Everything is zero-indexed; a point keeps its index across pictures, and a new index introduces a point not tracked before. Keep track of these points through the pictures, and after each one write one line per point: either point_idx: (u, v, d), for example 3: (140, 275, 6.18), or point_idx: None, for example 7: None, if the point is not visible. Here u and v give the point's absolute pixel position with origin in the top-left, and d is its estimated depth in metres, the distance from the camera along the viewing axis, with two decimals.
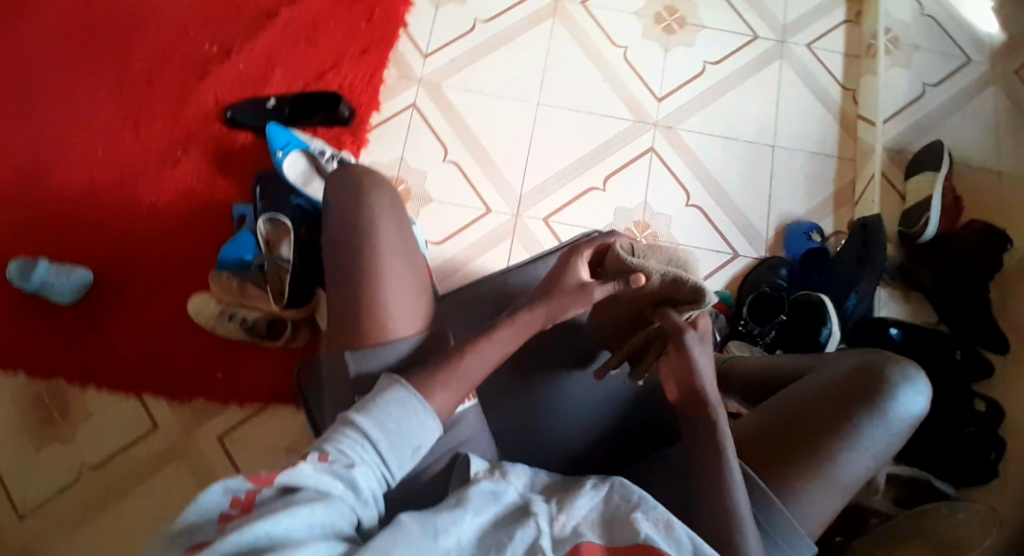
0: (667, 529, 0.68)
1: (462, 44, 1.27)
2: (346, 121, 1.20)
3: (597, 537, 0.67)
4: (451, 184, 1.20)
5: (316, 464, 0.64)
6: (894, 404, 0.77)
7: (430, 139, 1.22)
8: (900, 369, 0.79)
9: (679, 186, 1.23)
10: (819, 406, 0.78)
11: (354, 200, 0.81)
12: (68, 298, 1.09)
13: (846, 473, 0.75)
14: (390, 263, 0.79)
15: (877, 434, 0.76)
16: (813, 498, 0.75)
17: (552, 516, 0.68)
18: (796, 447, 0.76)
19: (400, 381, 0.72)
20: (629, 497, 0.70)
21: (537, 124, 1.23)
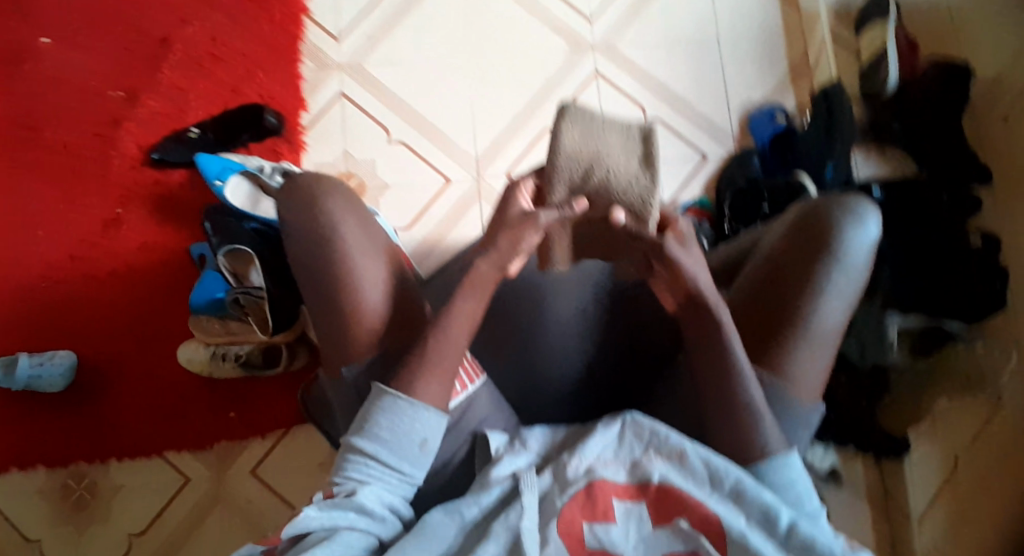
0: (680, 459, 0.68)
1: (373, 14, 1.20)
2: (278, 129, 1.16)
3: (614, 475, 0.68)
4: (404, 164, 1.16)
5: (321, 502, 0.66)
6: (848, 243, 0.76)
7: (370, 124, 1.17)
8: (843, 206, 0.78)
9: (633, 103, 1.18)
10: (778, 271, 0.78)
11: (306, 216, 0.79)
12: (59, 385, 1.08)
13: (823, 325, 0.76)
14: (361, 266, 0.77)
15: (841, 277, 0.76)
16: (800, 360, 0.76)
17: (565, 464, 0.69)
18: (768, 320, 0.77)
19: (385, 386, 0.71)
20: (642, 431, 0.71)
21: (473, 79, 1.19)
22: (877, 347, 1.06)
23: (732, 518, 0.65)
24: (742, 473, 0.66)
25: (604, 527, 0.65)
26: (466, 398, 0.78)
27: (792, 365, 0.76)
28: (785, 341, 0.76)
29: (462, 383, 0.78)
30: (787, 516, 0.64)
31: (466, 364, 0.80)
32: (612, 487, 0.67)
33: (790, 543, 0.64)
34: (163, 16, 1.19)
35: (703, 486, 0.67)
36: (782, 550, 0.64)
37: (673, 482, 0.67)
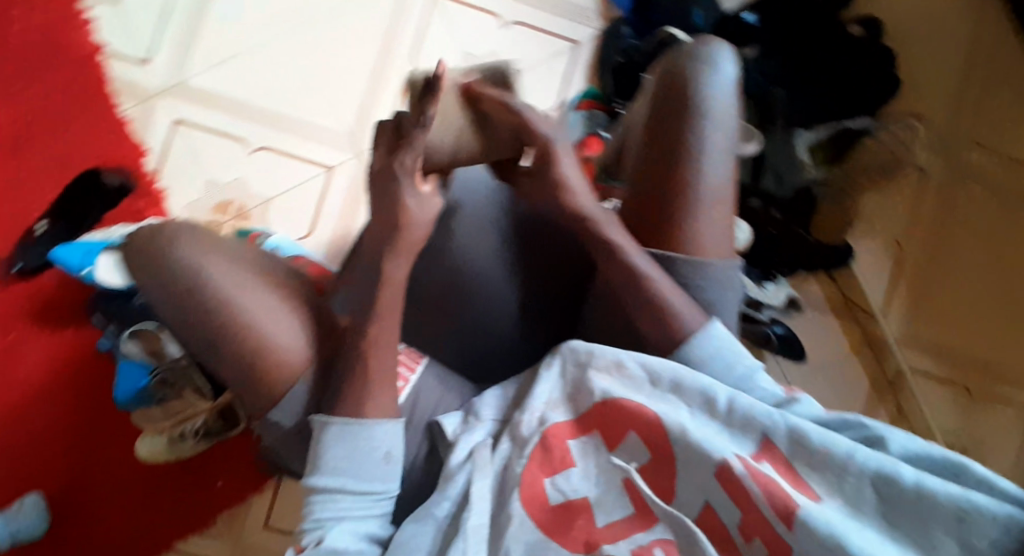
0: (618, 370, 0.70)
1: (171, 19, 1.10)
2: (127, 187, 1.06)
3: (562, 415, 0.71)
4: (274, 167, 1.10)
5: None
6: (710, 93, 0.75)
7: (221, 140, 1.10)
8: (696, 58, 0.77)
9: (486, 14, 1.15)
10: (651, 148, 0.76)
11: (164, 272, 0.72)
12: (39, 529, 1.01)
13: (713, 182, 0.74)
14: (247, 301, 0.71)
15: (711, 130, 0.75)
16: (703, 225, 0.74)
17: (517, 423, 0.71)
18: (661, 197, 0.75)
19: (325, 417, 0.67)
20: (580, 356, 0.72)
21: (307, 50, 1.11)
22: (792, 171, 1.08)
23: (672, 414, 0.66)
24: (676, 366, 0.68)
25: (564, 473, 0.67)
26: (410, 393, 0.78)
27: (697, 236, 0.74)
28: (681, 211, 0.74)
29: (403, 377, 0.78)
30: (725, 394, 0.66)
31: (402, 357, 0.80)
32: (562, 429, 0.70)
33: (732, 420, 0.66)
34: None
35: (643, 389, 0.69)
36: (725, 429, 0.65)
37: (616, 393, 0.69)
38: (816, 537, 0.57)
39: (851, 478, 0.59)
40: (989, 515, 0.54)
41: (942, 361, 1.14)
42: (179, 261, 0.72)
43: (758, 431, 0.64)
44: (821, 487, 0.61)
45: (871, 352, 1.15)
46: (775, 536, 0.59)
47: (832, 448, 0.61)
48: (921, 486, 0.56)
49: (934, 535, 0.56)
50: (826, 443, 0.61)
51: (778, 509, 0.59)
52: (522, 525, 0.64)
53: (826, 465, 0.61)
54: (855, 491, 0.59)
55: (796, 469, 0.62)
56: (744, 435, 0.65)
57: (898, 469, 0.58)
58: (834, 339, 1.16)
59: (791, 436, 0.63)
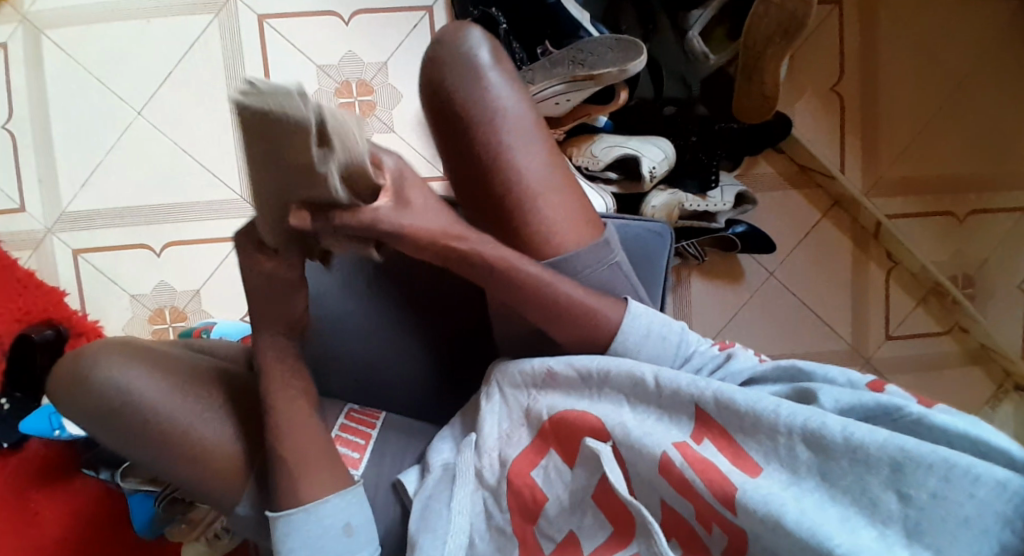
0: (552, 380, 0.68)
1: (24, 154, 1.07)
2: (62, 333, 1.04)
3: (518, 446, 0.69)
4: (189, 258, 1.08)
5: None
6: (480, 92, 0.68)
7: (126, 254, 1.08)
8: (445, 60, 0.68)
9: (323, 14, 1.06)
10: (460, 168, 0.70)
11: (88, 398, 0.68)
12: None
13: (534, 176, 0.69)
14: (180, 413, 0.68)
15: (506, 126, 0.68)
16: (545, 220, 0.69)
17: (479, 468, 0.70)
18: (495, 215, 0.70)
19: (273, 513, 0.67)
20: (519, 380, 0.70)
21: (164, 130, 1.07)
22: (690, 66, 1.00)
23: (614, 417, 0.64)
24: (601, 358, 0.66)
25: (543, 513, 0.66)
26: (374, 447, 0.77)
27: (546, 229, 0.69)
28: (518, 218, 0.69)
29: (363, 435, 0.78)
30: (649, 373, 0.64)
31: (359, 414, 0.79)
32: (523, 462, 0.68)
33: (663, 399, 0.63)
34: None
35: (584, 393, 0.67)
36: (660, 413, 0.63)
37: (560, 407, 0.67)
38: (758, 517, 0.54)
39: (782, 438, 0.56)
40: (919, 463, 0.51)
41: (912, 198, 1.08)
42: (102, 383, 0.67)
43: (689, 406, 0.61)
44: (759, 457, 0.57)
45: (844, 213, 1.10)
46: (726, 523, 0.57)
47: (757, 411, 0.57)
48: (848, 437, 0.53)
49: (869, 490, 0.53)
50: (750, 406, 0.58)
51: (717, 493, 0.56)
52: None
53: (759, 433, 0.57)
54: (789, 454, 0.56)
55: (732, 437, 0.59)
56: (679, 415, 0.62)
57: (824, 423, 0.54)
58: (801, 212, 1.09)
59: (717, 403, 0.60)
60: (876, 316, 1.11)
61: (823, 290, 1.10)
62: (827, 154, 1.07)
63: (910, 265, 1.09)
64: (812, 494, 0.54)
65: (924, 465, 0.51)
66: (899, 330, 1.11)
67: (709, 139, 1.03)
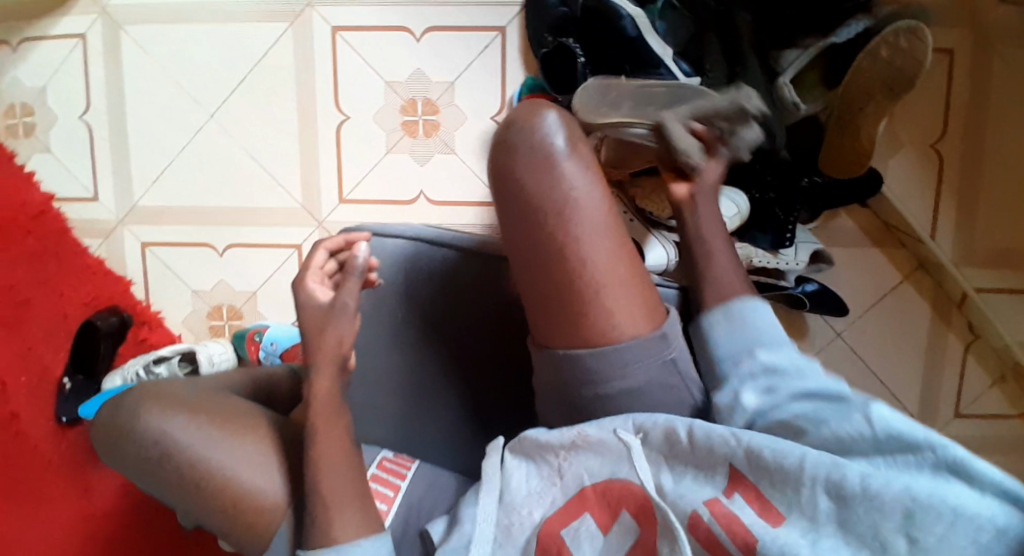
0: (584, 442, 0.66)
1: (100, 145, 1.11)
2: (126, 320, 1.10)
3: (548, 507, 0.66)
4: (248, 263, 1.11)
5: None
6: (557, 178, 0.69)
7: (190, 251, 1.11)
8: (519, 146, 0.70)
9: (393, 32, 1.05)
10: (522, 249, 0.70)
11: (133, 449, 0.73)
12: None
13: (598, 264, 0.68)
14: (216, 451, 0.72)
15: (579, 216, 0.68)
16: (608, 311, 0.68)
17: (507, 522, 0.66)
18: (556, 301, 0.69)
19: (306, 550, 0.67)
20: (540, 443, 0.68)
21: (232, 132, 1.09)
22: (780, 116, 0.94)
23: (644, 472, 0.62)
24: (635, 416, 0.64)
25: None
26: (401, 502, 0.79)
27: (603, 316, 0.68)
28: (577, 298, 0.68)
29: (393, 486, 0.79)
30: (682, 423, 0.62)
31: (393, 464, 0.82)
32: (556, 521, 0.65)
33: (697, 455, 0.62)
34: None
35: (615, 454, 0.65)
36: (696, 470, 0.61)
37: (595, 469, 0.66)
38: None
39: (805, 489, 0.55)
40: (931, 511, 0.50)
41: (1000, 269, 1.01)
42: (147, 427, 0.73)
43: (722, 462, 0.60)
44: (782, 507, 0.56)
45: (928, 276, 1.03)
46: None
47: (782, 460, 0.57)
48: (867, 485, 0.53)
49: (881, 533, 0.52)
50: (777, 456, 0.57)
51: (740, 545, 0.56)
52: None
53: (783, 480, 0.57)
54: (810, 503, 0.55)
55: (760, 490, 0.58)
56: (712, 470, 0.61)
57: (845, 474, 0.54)
58: (879, 272, 1.03)
59: (748, 457, 0.59)
60: (947, 389, 1.05)
61: (886, 359, 1.05)
62: (915, 214, 1.00)
63: (993, 341, 1.02)
64: (832, 546, 0.53)
65: (935, 512, 0.50)
66: (968, 408, 1.05)
67: (788, 194, 0.96)
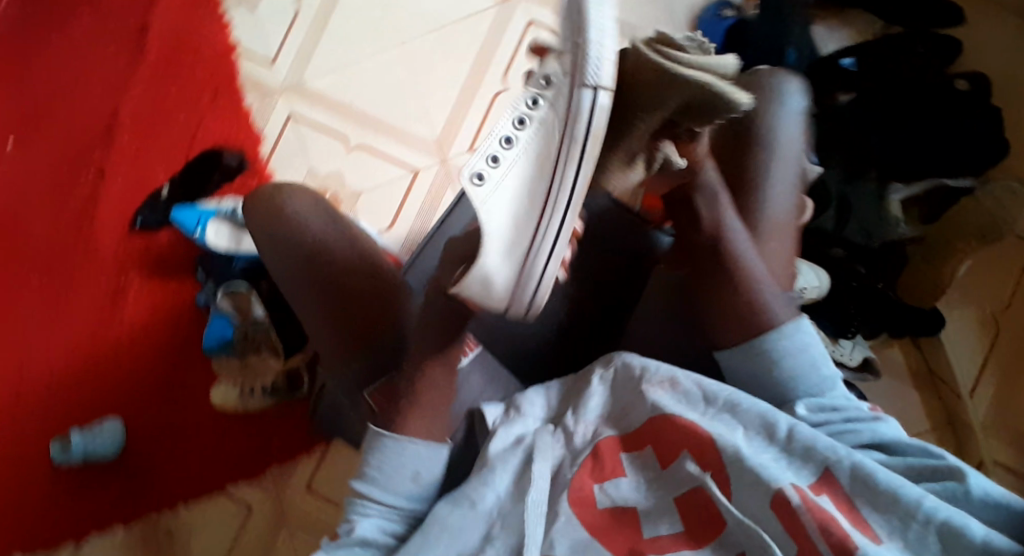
0: (671, 387, 0.70)
1: (299, 25, 1.26)
2: (242, 166, 1.21)
3: (615, 429, 0.71)
4: (368, 166, 1.21)
5: (328, 544, 0.72)
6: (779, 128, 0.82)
7: (326, 137, 1.22)
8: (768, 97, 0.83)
9: None
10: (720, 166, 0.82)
11: (276, 226, 0.84)
12: (112, 450, 1.12)
13: (776, 211, 0.80)
14: (342, 257, 0.83)
15: (779, 159, 0.81)
16: (768, 247, 0.79)
17: (571, 430, 0.71)
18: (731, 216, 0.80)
19: (378, 429, 0.75)
20: (634, 373, 0.72)
21: (413, 60, 1.24)
22: (881, 225, 1.06)
23: (729, 436, 0.66)
24: (733, 391, 0.69)
25: (614, 480, 0.68)
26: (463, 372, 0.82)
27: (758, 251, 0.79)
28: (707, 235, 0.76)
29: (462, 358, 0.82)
30: (784, 422, 0.66)
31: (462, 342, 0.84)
32: (614, 445, 0.70)
33: (790, 446, 0.65)
34: (109, 87, 1.23)
35: (696, 406, 0.69)
36: (782, 455, 0.65)
37: (672, 408, 0.69)
38: None
39: (916, 524, 0.59)
40: None
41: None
42: (293, 216, 0.84)
43: (816, 463, 0.64)
44: (882, 530, 0.60)
45: (953, 435, 1.07)
46: None
47: (899, 492, 0.60)
48: (986, 543, 0.57)
49: None
50: (891, 484, 0.60)
51: (836, 546, 0.58)
52: (568, 524, 0.65)
53: (887, 505, 0.60)
54: (919, 539, 0.58)
55: (856, 506, 0.61)
56: (805, 465, 0.64)
57: (967, 524, 0.57)
58: (911, 413, 1.09)
59: (853, 474, 0.62)
60: None
61: None
62: (961, 368, 1.08)
63: None
64: None
65: None
66: None
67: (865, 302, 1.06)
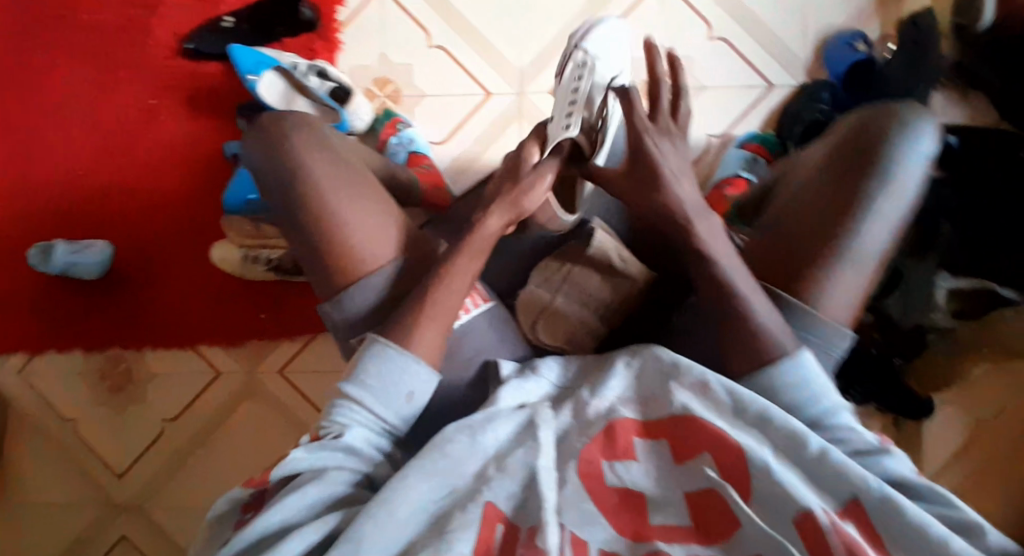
0: (703, 392, 0.70)
1: None
2: (313, 24, 1.12)
3: (631, 412, 0.72)
4: (443, 70, 1.12)
5: (308, 443, 0.71)
6: (898, 162, 0.76)
7: (409, 24, 1.13)
8: (894, 124, 0.78)
9: (698, 17, 1.13)
10: (822, 185, 0.78)
11: (283, 157, 0.81)
12: (96, 271, 1.08)
13: (865, 248, 0.76)
14: (343, 211, 0.79)
15: (886, 196, 0.76)
16: (834, 283, 0.76)
17: (586, 402, 0.73)
18: (812, 236, 0.77)
19: (377, 337, 0.74)
20: (661, 365, 0.73)
21: None
22: (920, 306, 1.08)
23: (759, 449, 0.66)
24: (768, 404, 0.69)
25: (625, 463, 0.69)
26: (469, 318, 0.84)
27: (819, 288, 0.76)
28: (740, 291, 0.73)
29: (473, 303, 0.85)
30: (816, 442, 0.67)
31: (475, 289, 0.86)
32: (631, 426, 0.70)
33: (818, 469, 0.66)
34: None
35: (725, 416, 0.69)
36: (806, 478, 0.66)
37: (697, 412, 0.69)
38: None
39: None
40: None
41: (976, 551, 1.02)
42: (291, 165, 0.80)
43: (845, 493, 0.65)
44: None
45: None
46: None
47: (925, 527, 0.62)
48: None
49: None
50: (919, 520, 0.63)
51: None
52: (575, 491, 0.67)
53: (907, 540, 0.63)
54: None
55: (880, 541, 0.63)
56: (832, 496, 0.65)
57: None
58: None
59: (879, 504, 0.64)
60: None
61: None
62: (932, 453, 1.12)
63: None
64: None
65: None
66: None
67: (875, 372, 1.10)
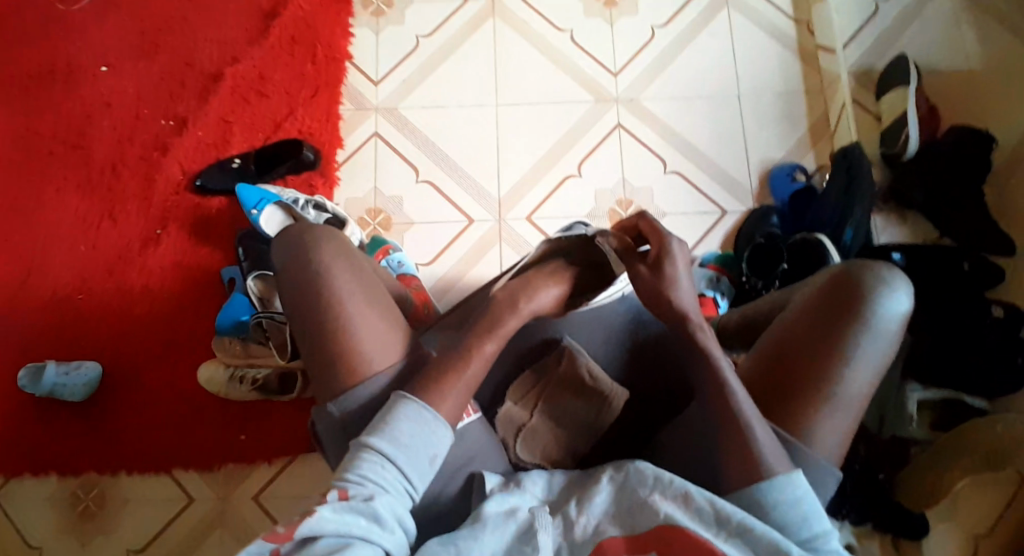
0: (686, 504, 0.64)
1: (414, 59, 1.31)
2: (314, 164, 1.23)
3: (619, 529, 0.64)
4: (429, 201, 1.22)
5: (336, 503, 0.61)
6: (881, 309, 0.73)
7: (398, 163, 1.25)
8: (875, 276, 0.75)
9: (655, 156, 1.26)
10: (804, 329, 0.75)
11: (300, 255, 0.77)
12: (80, 393, 1.10)
13: (849, 392, 0.72)
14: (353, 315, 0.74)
15: (869, 342, 0.73)
16: (819, 424, 0.72)
17: (573, 521, 0.65)
18: (792, 379, 0.73)
19: (405, 396, 0.69)
20: (644, 479, 0.66)
21: (499, 123, 1.27)
22: (898, 420, 1.09)
23: None
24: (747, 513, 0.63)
25: None
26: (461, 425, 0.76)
27: (807, 423, 0.72)
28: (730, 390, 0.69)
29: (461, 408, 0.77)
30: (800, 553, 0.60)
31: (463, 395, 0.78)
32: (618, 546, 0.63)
33: None
34: (222, 54, 1.31)
35: (709, 528, 0.63)
36: None
37: (682, 524, 0.63)
38: None
39: None
40: None
41: None
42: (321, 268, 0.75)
43: None
44: None
45: None
46: None
47: None
48: None
49: None
50: None
51: None
52: None
53: None
54: None
55: None
56: None
57: None
58: None
59: None
60: None
61: None
62: None
63: None
64: None
65: None
66: None
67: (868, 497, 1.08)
